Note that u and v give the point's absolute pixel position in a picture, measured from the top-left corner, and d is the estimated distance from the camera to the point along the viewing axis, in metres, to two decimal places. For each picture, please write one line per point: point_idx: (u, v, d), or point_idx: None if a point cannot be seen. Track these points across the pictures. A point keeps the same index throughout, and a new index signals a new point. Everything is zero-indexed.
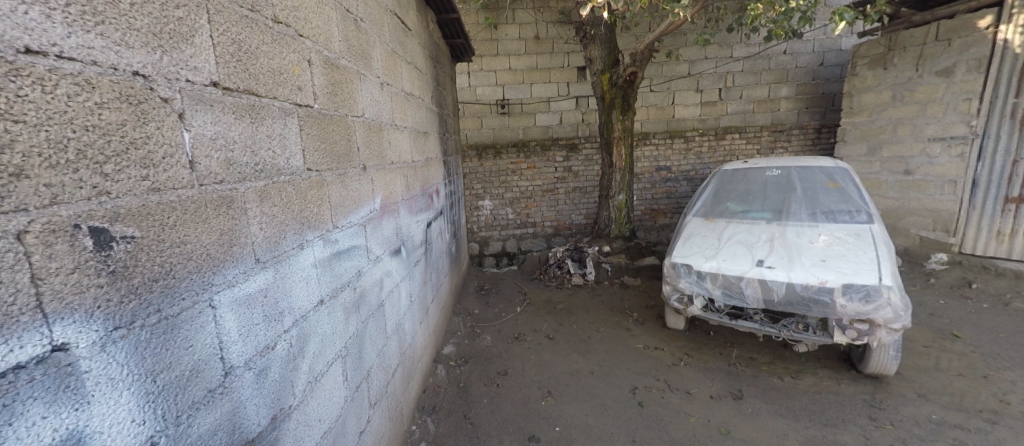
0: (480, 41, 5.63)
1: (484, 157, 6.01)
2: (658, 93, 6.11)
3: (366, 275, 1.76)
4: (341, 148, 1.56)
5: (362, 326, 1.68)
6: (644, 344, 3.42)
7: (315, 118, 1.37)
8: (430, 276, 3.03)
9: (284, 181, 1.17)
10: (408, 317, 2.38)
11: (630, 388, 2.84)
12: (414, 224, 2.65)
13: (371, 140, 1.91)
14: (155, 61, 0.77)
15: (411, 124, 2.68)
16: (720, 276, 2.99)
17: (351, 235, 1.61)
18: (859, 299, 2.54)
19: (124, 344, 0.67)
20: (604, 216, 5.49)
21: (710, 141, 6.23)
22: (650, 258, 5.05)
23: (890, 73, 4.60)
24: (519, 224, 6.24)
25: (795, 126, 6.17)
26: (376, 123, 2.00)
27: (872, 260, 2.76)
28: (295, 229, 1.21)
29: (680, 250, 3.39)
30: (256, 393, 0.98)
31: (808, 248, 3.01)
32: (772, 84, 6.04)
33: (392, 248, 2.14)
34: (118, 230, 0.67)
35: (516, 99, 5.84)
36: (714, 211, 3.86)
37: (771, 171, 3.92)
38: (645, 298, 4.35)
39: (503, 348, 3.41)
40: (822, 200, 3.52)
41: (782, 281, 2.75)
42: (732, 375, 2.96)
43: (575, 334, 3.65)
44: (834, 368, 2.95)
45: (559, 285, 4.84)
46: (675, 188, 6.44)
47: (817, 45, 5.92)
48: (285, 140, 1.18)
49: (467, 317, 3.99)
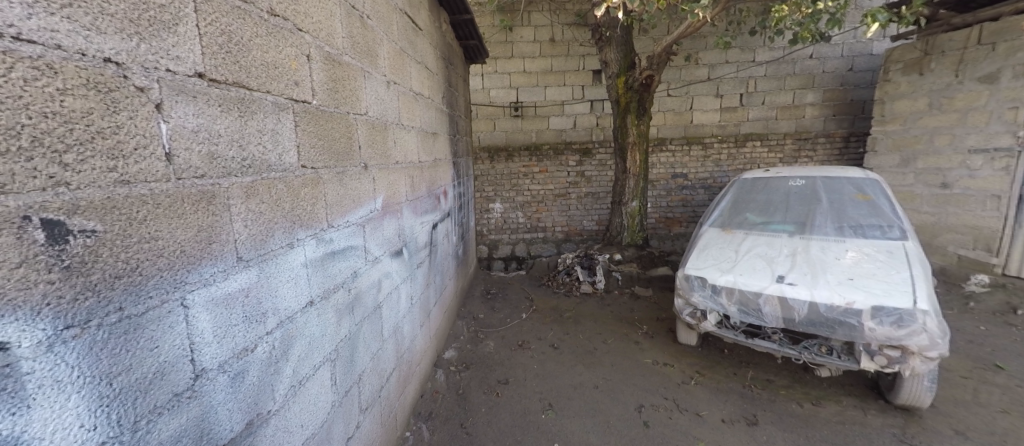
0: (495, 42, 5.61)
1: (496, 160, 5.97)
2: (676, 97, 5.98)
3: (363, 276, 1.73)
4: (341, 146, 1.53)
5: (356, 328, 1.66)
6: (653, 358, 3.32)
7: (314, 114, 1.34)
8: (434, 279, 3.00)
9: (274, 178, 1.13)
10: (408, 320, 2.35)
11: (636, 406, 2.74)
12: (419, 225, 2.62)
13: (376, 138, 1.88)
14: (131, 48, 0.74)
15: (419, 123, 2.66)
16: (736, 292, 2.89)
17: (348, 235, 1.58)
18: (890, 323, 2.44)
19: (76, 345, 0.65)
20: (616, 223, 5.39)
21: (730, 148, 6.08)
22: (662, 267, 4.93)
23: (927, 80, 4.47)
24: (530, 228, 6.19)
25: (821, 133, 5.98)
26: (381, 122, 1.98)
27: (905, 281, 2.63)
28: (285, 227, 1.18)
29: (694, 263, 3.29)
30: (228, 398, 0.96)
31: (834, 265, 2.89)
32: (797, 90, 5.87)
33: (393, 249, 2.11)
34: (76, 224, 0.64)
35: (529, 102, 5.79)
36: (732, 221, 3.73)
37: (795, 181, 3.77)
38: (657, 309, 4.24)
39: (506, 355, 3.34)
40: (850, 214, 3.36)
41: (805, 300, 2.66)
42: (747, 398, 2.84)
43: (581, 345, 3.56)
44: (860, 397, 2.84)
45: (567, 292, 4.75)
46: (691, 197, 6.29)
47: (846, 49, 5.75)
48: (278, 136, 1.15)
49: (471, 321, 3.94)
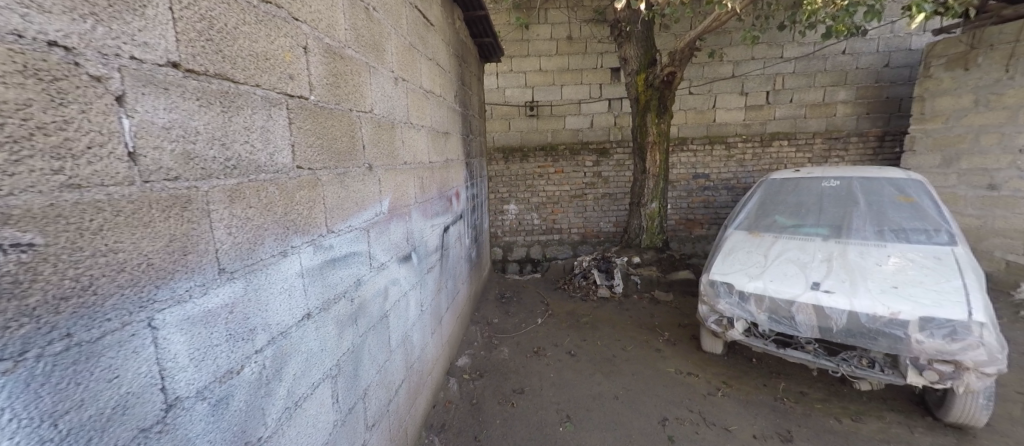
0: (510, 41, 5.49)
1: (511, 161, 5.85)
2: (698, 95, 5.76)
3: (367, 284, 1.62)
4: (343, 146, 1.43)
5: (360, 340, 1.55)
6: (677, 367, 3.14)
7: (312, 111, 1.24)
8: (445, 284, 2.89)
9: (264, 180, 1.03)
10: (418, 328, 2.24)
11: (659, 419, 2.58)
12: (429, 228, 2.51)
13: (381, 137, 1.78)
14: (84, 31, 0.64)
15: (430, 123, 2.56)
16: (767, 299, 2.70)
17: (350, 240, 1.48)
18: (942, 336, 2.22)
19: (9, 382, 0.55)
20: (635, 225, 5.20)
21: (755, 148, 5.82)
22: (683, 271, 4.73)
23: (972, 75, 4.17)
24: (545, 230, 6.05)
25: (854, 132, 5.68)
26: (388, 121, 1.88)
27: (958, 290, 2.39)
28: (278, 234, 1.08)
29: (719, 267, 3.10)
30: (208, 428, 0.86)
31: (874, 272, 2.67)
32: (828, 87, 5.58)
33: (401, 254, 2.01)
34: (7, 236, 0.55)
35: (545, 101, 5.65)
36: (760, 224, 3.52)
37: (828, 182, 3.54)
38: (679, 315, 4.05)
39: (520, 362, 3.22)
40: (891, 217, 3.12)
41: (843, 309, 2.46)
42: (779, 412, 2.65)
43: (599, 352, 3.40)
44: (905, 412, 2.63)
45: (584, 296, 4.59)
46: (713, 198, 6.06)
47: (882, 44, 5.44)
48: (268, 134, 1.05)
49: (485, 326, 3.83)
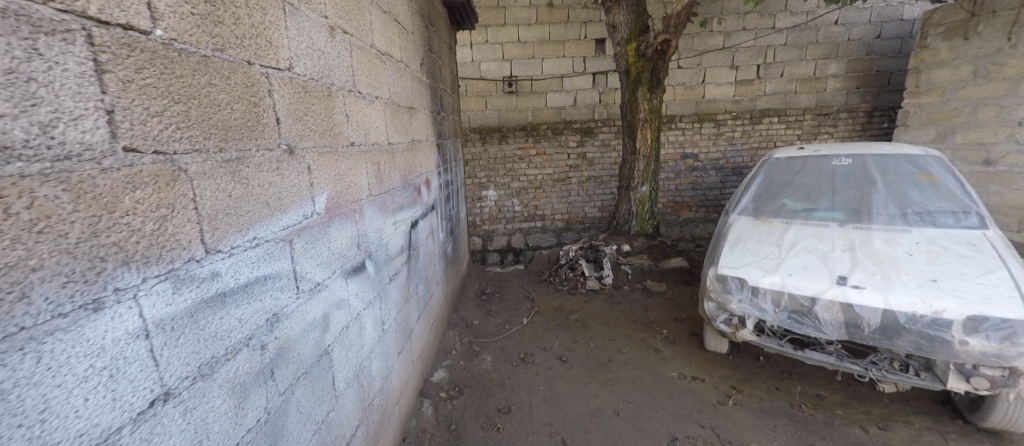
0: (484, 7, 4.91)
1: (489, 142, 5.35)
2: (687, 69, 5.36)
3: (293, 318, 1.15)
4: (233, 117, 0.95)
5: (286, 398, 1.10)
6: (680, 371, 2.72)
7: (159, 56, 0.76)
8: (415, 290, 2.42)
9: (24, 171, 0.56)
10: (378, 354, 1.78)
11: (667, 439, 2.19)
12: (390, 227, 2.01)
13: (309, 108, 1.29)
14: None
15: (387, 93, 2.05)
16: (785, 295, 2.21)
17: (250, 261, 0.99)
18: (998, 339, 1.78)
19: None
20: (623, 210, 4.83)
21: (745, 125, 5.50)
22: (676, 258, 4.38)
23: (972, 45, 3.90)
24: (527, 217, 5.61)
25: (844, 108, 5.43)
26: (322, 86, 1.39)
27: (1005, 283, 1.95)
28: (67, 273, 0.59)
29: (727, 259, 2.56)
30: None
31: (907, 262, 2.19)
32: (819, 60, 5.28)
33: (346, 267, 1.51)
34: None
35: (525, 76, 5.14)
36: (766, 208, 2.99)
37: (840, 160, 3.01)
38: (674, 308, 3.69)
39: (505, 373, 2.79)
40: (913, 198, 2.67)
41: (877, 307, 1.98)
42: (800, 422, 2.24)
43: (592, 356, 2.98)
44: (932, 416, 2.23)
45: (571, 289, 4.19)
46: (701, 179, 5.74)
47: (874, 14, 5.16)
48: (30, 85, 0.58)
49: (464, 329, 3.39)
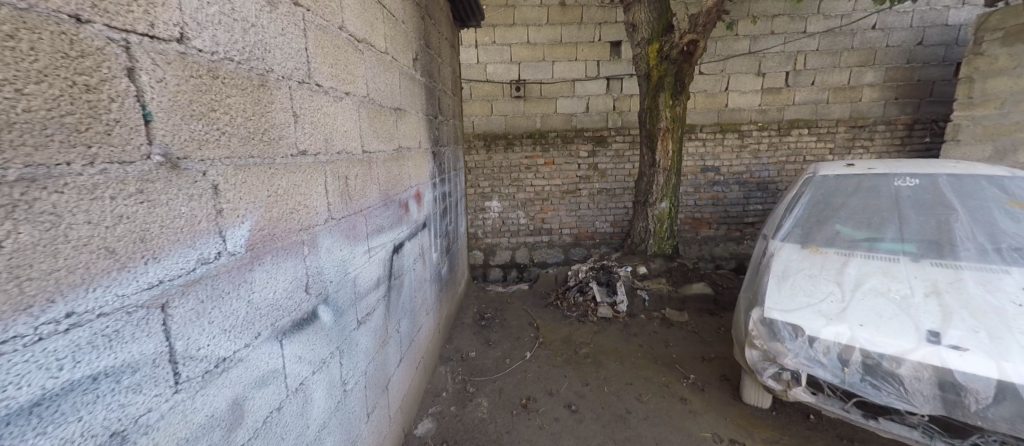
0: (491, 6, 4.53)
1: (494, 150, 4.95)
2: (709, 76, 4.93)
3: (164, 427, 0.74)
4: (26, 105, 0.55)
5: None
6: (714, 431, 2.27)
7: None
8: (396, 328, 1.99)
9: None
10: (335, 429, 1.36)
11: None
12: (360, 256, 1.59)
13: (222, 103, 0.88)
14: None
15: (363, 90, 1.65)
16: (857, 351, 1.77)
17: (53, 362, 0.57)
18: None
19: None
20: (639, 228, 4.40)
21: (772, 137, 5.06)
22: (698, 284, 3.93)
23: None
24: (533, 231, 5.18)
25: (881, 120, 4.97)
26: (252, 74, 0.99)
27: None
28: None
29: (777, 297, 2.12)
30: None
31: (1018, 317, 1.74)
32: (855, 68, 4.83)
33: (284, 322, 1.08)
34: None
35: (533, 80, 4.75)
36: (817, 236, 2.53)
37: (904, 180, 2.56)
38: (698, 344, 3.23)
39: (504, 425, 2.36)
40: (1004, 227, 2.21)
41: (988, 378, 1.55)
42: None
43: (606, 404, 2.54)
44: None
45: (581, 316, 3.74)
46: (723, 194, 5.29)
47: (917, 18, 4.71)
48: None
49: (458, 364, 2.95)
